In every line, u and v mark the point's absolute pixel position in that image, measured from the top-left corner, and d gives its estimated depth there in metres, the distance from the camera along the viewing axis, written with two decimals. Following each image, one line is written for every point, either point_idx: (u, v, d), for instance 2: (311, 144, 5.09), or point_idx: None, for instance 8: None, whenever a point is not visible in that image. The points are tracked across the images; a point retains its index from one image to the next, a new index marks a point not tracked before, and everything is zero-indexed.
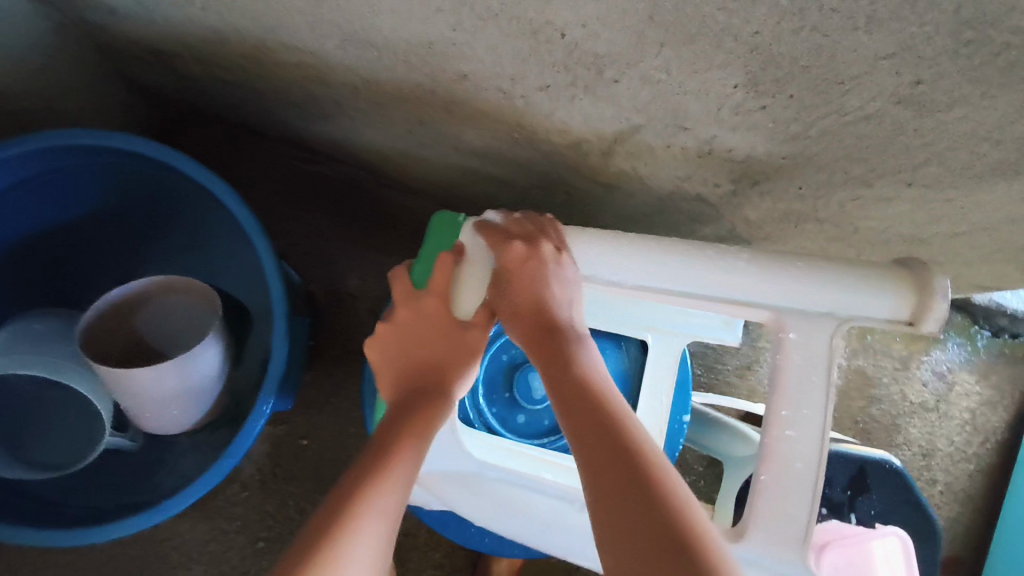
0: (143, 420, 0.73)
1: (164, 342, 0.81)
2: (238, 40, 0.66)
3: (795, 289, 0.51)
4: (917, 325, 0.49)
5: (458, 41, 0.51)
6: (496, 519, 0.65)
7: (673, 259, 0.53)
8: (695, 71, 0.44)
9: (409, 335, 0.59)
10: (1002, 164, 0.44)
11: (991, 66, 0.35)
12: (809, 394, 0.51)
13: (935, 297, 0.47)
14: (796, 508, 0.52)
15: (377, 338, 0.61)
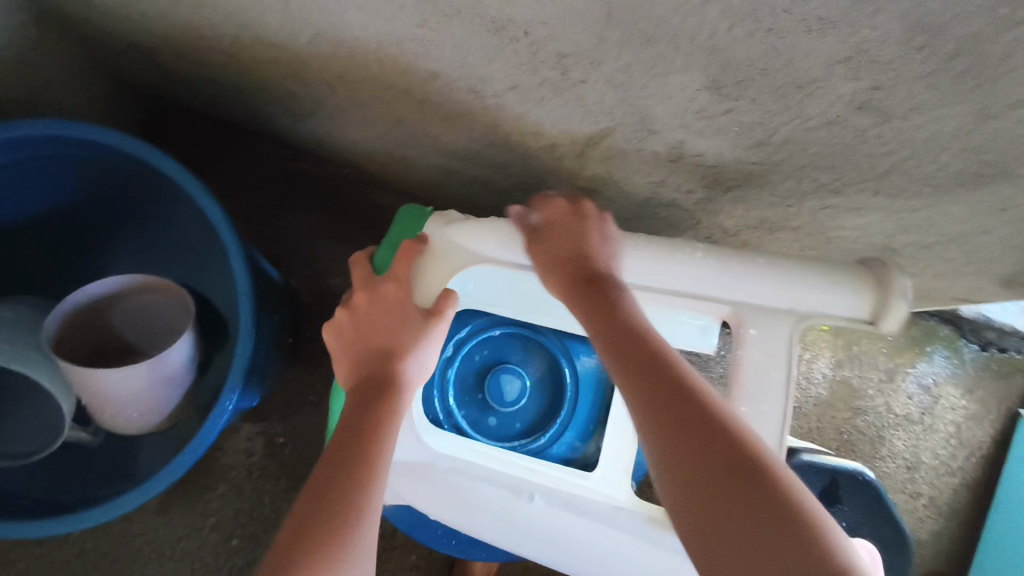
0: (104, 416, 0.72)
1: (133, 340, 0.81)
2: (215, 35, 0.65)
3: (756, 285, 0.54)
4: (877, 324, 0.53)
5: (425, 39, 0.50)
6: (456, 512, 0.64)
7: (652, 251, 0.55)
8: (656, 73, 0.44)
9: (364, 319, 0.58)
10: (965, 174, 0.43)
11: (945, 72, 0.34)
12: (769, 389, 0.54)
13: (896, 297, 0.51)
14: None
15: (336, 329, 0.60)
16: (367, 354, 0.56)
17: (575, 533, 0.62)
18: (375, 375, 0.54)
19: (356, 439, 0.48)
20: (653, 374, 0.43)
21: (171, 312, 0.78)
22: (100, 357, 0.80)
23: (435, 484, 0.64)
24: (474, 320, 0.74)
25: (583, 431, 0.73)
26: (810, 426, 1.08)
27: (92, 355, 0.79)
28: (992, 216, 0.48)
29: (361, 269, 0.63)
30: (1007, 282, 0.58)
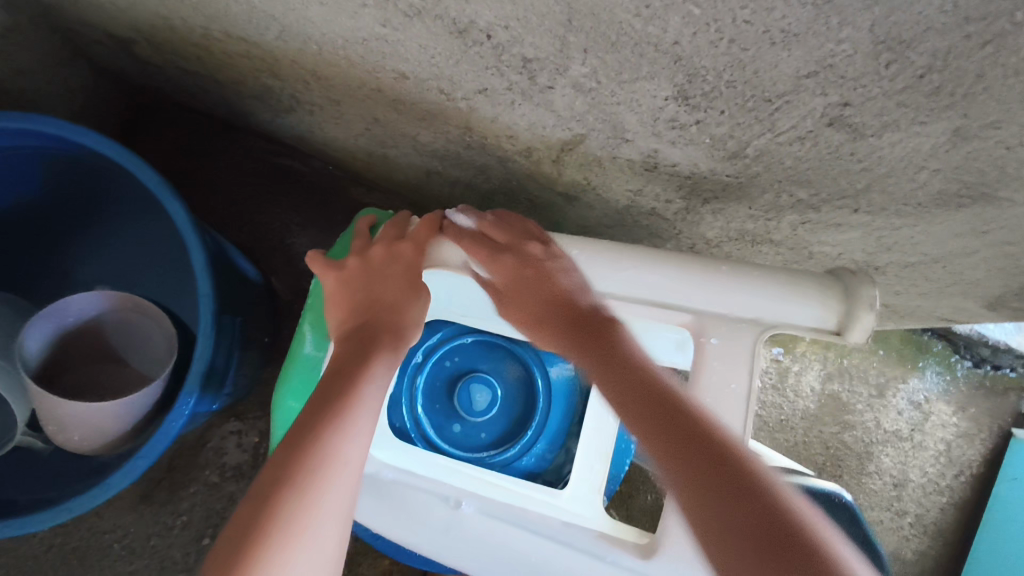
0: (50, 427, 0.69)
1: (94, 368, 0.79)
2: (186, 28, 0.64)
3: (716, 294, 0.51)
4: (843, 335, 0.50)
5: (390, 38, 0.49)
6: (392, 524, 0.62)
7: (719, 275, 0.51)
8: (622, 80, 0.42)
9: (359, 283, 0.56)
10: (944, 195, 0.41)
11: (916, 90, 0.32)
12: (730, 405, 0.51)
13: (862, 308, 0.48)
14: None
15: (341, 270, 0.57)
16: (365, 312, 0.55)
17: (517, 549, 0.59)
18: (362, 332, 0.53)
19: (304, 437, 0.44)
20: (676, 435, 0.43)
21: (158, 341, 0.78)
22: (46, 376, 0.75)
23: (378, 494, 0.62)
24: (444, 327, 0.73)
25: (553, 441, 0.72)
26: (797, 439, 1.05)
27: (42, 370, 0.74)
28: (974, 237, 0.46)
29: (393, 224, 0.58)
30: (993, 304, 0.56)
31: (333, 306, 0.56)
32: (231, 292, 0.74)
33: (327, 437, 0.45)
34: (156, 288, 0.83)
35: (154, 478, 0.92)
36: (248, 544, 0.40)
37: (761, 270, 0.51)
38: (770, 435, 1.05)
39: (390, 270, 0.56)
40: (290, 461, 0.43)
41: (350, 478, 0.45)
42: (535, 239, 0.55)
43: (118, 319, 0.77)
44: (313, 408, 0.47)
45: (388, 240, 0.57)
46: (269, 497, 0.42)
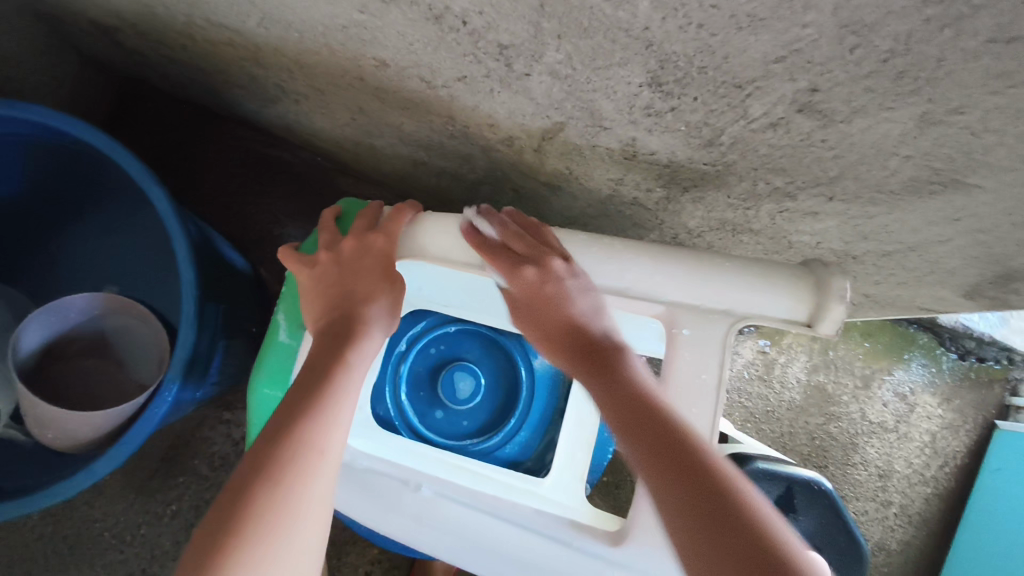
0: (30, 420, 0.69)
1: (88, 366, 0.78)
2: (169, 16, 0.64)
3: (691, 289, 0.51)
4: (815, 327, 0.50)
5: (367, 25, 0.49)
6: (365, 511, 0.63)
7: (695, 273, 0.51)
8: (597, 67, 0.42)
9: (332, 277, 0.56)
10: (915, 182, 0.41)
11: (881, 74, 0.32)
12: (701, 395, 0.52)
13: (833, 300, 0.48)
14: None
15: (313, 267, 0.57)
16: (338, 304, 0.54)
17: (487, 535, 0.60)
18: (333, 326, 0.52)
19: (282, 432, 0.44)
20: (663, 448, 0.42)
21: (151, 344, 0.78)
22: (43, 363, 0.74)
23: (354, 482, 0.63)
24: (429, 316, 0.74)
25: (536, 429, 0.73)
26: (783, 430, 1.06)
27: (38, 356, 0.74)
28: (947, 225, 0.46)
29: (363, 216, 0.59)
30: (970, 293, 0.57)
31: (306, 302, 0.56)
32: (216, 281, 0.74)
33: (305, 433, 0.45)
34: (143, 277, 0.83)
35: (142, 467, 0.93)
36: (220, 536, 0.40)
37: (736, 262, 0.51)
38: (756, 426, 1.06)
39: (361, 263, 0.56)
40: (269, 449, 0.43)
41: (326, 472, 0.45)
42: (552, 253, 0.52)
43: (120, 326, 0.78)
44: (292, 403, 0.47)
45: (360, 232, 0.57)
46: (245, 490, 0.41)
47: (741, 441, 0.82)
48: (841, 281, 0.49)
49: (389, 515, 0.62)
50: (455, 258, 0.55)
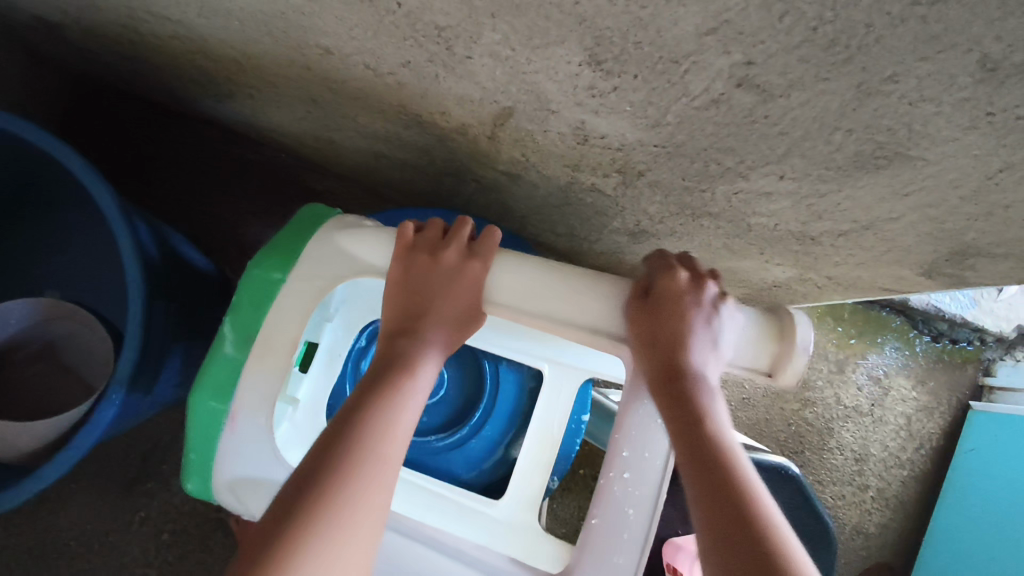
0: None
1: (34, 375, 0.75)
2: (110, 9, 0.62)
3: None
4: (775, 377, 0.51)
5: (306, 10, 0.47)
6: None
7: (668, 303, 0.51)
8: (535, 46, 0.41)
9: (415, 283, 0.53)
10: (860, 156, 0.41)
11: (812, 43, 0.32)
12: (652, 438, 0.51)
13: (794, 351, 0.49)
14: (632, 532, 0.50)
15: (406, 263, 0.53)
16: (404, 317, 0.53)
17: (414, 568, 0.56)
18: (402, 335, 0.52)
19: (345, 430, 0.45)
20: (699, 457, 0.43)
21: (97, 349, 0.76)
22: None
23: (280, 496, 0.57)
24: None
25: (500, 423, 0.75)
26: (759, 417, 1.06)
27: None
28: (897, 201, 0.46)
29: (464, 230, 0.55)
30: (928, 271, 0.56)
31: (387, 292, 0.54)
32: (169, 281, 0.73)
33: (368, 436, 0.45)
34: (99, 281, 0.80)
35: (109, 475, 0.91)
36: (283, 528, 0.40)
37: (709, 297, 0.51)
38: (732, 415, 1.05)
39: (443, 280, 0.53)
40: (331, 450, 0.44)
41: (389, 478, 0.45)
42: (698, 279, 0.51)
43: (63, 334, 0.76)
44: (353, 404, 0.48)
45: (461, 252, 0.54)
46: (313, 481, 0.42)
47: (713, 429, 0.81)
48: (805, 329, 0.50)
49: None
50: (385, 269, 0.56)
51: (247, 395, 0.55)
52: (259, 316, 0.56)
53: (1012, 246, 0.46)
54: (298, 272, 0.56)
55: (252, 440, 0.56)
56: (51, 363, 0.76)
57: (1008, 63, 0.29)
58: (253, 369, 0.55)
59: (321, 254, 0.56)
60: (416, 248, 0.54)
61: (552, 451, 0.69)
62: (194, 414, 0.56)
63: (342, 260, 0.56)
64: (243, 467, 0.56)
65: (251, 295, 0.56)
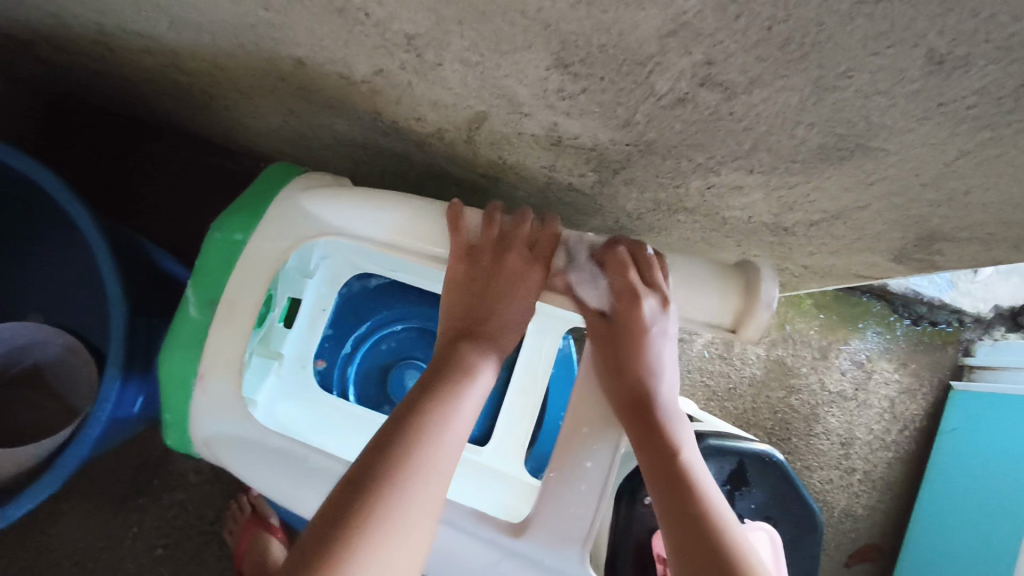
0: None
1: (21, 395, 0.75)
2: (81, 25, 0.62)
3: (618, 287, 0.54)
4: (738, 332, 0.51)
5: (276, 22, 0.48)
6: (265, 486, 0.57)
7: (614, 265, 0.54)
8: (503, 52, 0.42)
9: (490, 289, 0.55)
10: (824, 149, 0.42)
11: (768, 42, 0.33)
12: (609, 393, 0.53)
13: (756, 306, 0.49)
14: (588, 482, 0.52)
15: (470, 262, 0.55)
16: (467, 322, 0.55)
17: None
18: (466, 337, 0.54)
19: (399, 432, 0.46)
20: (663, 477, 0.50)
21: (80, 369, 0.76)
22: None
23: (258, 459, 0.57)
24: (372, 317, 0.78)
25: (486, 420, 0.77)
26: (746, 406, 1.07)
27: None
28: (862, 190, 0.47)
29: (526, 225, 0.56)
30: (898, 257, 0.58)
31: (447, 292, 0.56)
32: (150, 295, 0.73)
33: (425, 440, 0.46)
34: (81, 299, 0.80)
35: (101, 491, 0.91)
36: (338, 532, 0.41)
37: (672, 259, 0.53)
38: (719, 404, 1.07)
39: (511, 281, 0.55)
40: (390, 452, 0.45)
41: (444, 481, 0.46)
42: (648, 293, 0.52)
43: (54, 356, 0.75)
44: (412, 404, 0.49)
45: (525, 250, 0.55)
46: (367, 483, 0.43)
47: (701, 420, 0.82)
48: (771, 285, 0.50)
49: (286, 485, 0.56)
50: (351, 230, 0.57)
51: (214, 359, 0.56)
52: (226, 279, 0.57)
53: (975, 230, 0.47)
54: (261, 233, 0.57)
55: (219, 397, 0.56)
56: (36, 384, 0.76)
57: (954, 55, 0.30)
58: (219, 333, 0.56)
59: (283, 216, 0.57)
60: (478, 246, 0.55)
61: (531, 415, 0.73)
62: (167, 382, 0.58)
63: (303, 220, 0.57)
64: (221, 430, 0.57)
65: (217, 262, 0.58)
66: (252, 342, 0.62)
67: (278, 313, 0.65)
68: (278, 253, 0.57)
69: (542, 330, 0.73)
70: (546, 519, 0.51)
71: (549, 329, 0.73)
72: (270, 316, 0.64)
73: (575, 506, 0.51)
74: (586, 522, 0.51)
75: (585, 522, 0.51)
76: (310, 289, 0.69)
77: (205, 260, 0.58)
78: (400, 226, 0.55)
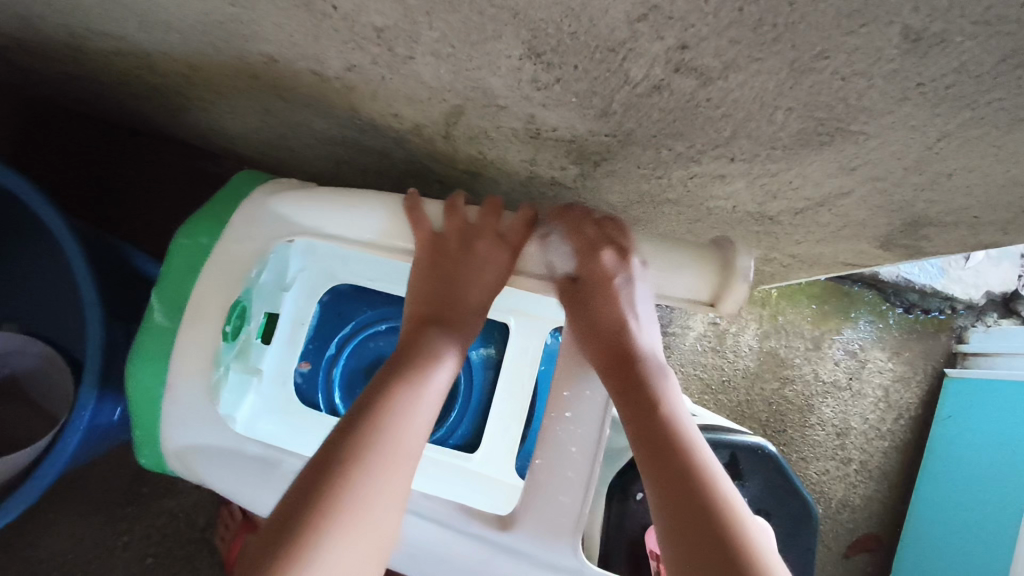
0: None
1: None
2: (50, 28, 0.60)
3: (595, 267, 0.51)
4: (716, 307, 0.49)
5: (243, 18, 0.47)
6: (237, 489, 0.56)
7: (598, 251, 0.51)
8: (474, 43, 0.41)
9: (445, 276, 0.53)
10: (804, 134, 0.41)
11: (740, 24, 0.32)
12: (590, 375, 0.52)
13: (733, 280, 0.47)
14: (574, 473, 0.50)
15: (434, 250, 0.53)
16: (427, 311, 0.53)
17: None
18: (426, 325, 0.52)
19: (351, 427, 0.44)
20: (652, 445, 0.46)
21: (60, 379, 0.75)
22: None
23: (230, 461, 0.55)
24: (356, 316, 0.77)
25: (473, 422, 0.74)
26: (740, 399, 1.07)
27: None
28: (845, 176, 0.46)
29: (496, 215, 0.54)
30: (885, 244, 0.57)
31: (414, 280, 0.54)
32: (128, 300, 0.72)
33: (381, 434, 0.44)
34: (61, 308, 0.79)
35: (87, 502, 0.89)
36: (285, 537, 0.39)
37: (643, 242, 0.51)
38: (713, 397, 1.06)
39: (468, 270, 0.53)
40: (341, 448, 0.43)
41: (404, 478, 0.44)
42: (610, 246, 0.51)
43: (34, 369, 0.75)
44: (367, 396, 0.47)
45: (493, 239, 0.53)
46: (316, 483, 0.41)
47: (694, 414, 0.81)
48: (748, 259, 0.48)
49: (259, 489, 0.55)
50: (324, 231, 0.55)
51: (182, 366, 0.55)
52: (191, 282, 0.56)
53: (960, 214, 0.47)
54: (227, 235, 0.57)
55: (192, 402, 0.55)
56: (16, 396, 0.75)
57: (929, 33, 0.29)
58: (186, 339, 0.55)
59: (254, 219, 0.57)
60: (444, 236, 0.53)
61: (519, 419, 0.72)
62: (133, 394, 0.56)
63: (271, 220, 0.56)
64: (193, 434, 0.56)
65: (182, 268, 0.57)
66: (228, 356, 0.61)
67: (255, 326, 0.65)
68: (246, 256, 0.56)
69: (528, 330, 0.74)
70: (533, 508, 0.49)
71: (535, 329, 0.74)
72: (247, 329, 0.63)
73: (563, 497, 0.49)
74: (574, 513, 0.49)
75: (573, 513, 0.49)
76: (287, 302, 0.70)
77: (170, 265, 0.57)
78: (374, 224, 0.54)
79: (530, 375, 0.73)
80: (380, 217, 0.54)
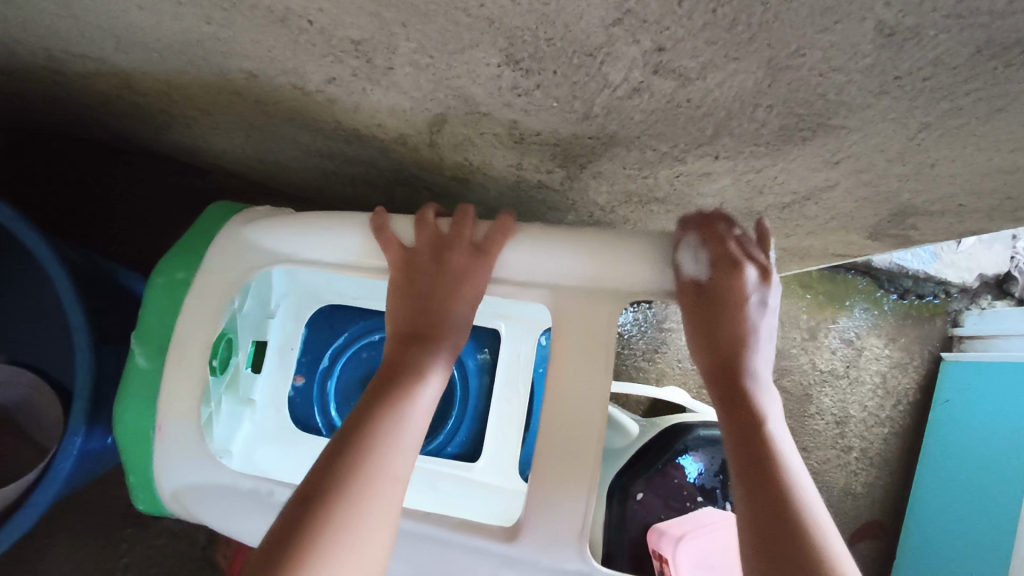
0: None
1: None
2: (28, 52, 0.60)
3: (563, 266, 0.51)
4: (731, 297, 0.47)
5: (220, 35, 0.46)
6: (227, 519, 0.55)
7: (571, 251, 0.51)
8: (452, 52, 0.41)
9: (425, 286, 0.52)
10: (786, 130, 0.41)
11: (715, 25, 0.32)
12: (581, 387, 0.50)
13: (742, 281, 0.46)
14: (575, 484, 0.49)
15: (409, 265, 0.53)
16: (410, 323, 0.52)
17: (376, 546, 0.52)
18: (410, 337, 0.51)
19: (344, 455, 0.43)
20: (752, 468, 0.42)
21: (54, 405, 0.74)
22: None
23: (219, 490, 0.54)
24: (347, 328, 0.76)
25: (471, 427, 0.75)
26: None
27: None
28: (829, 169, 0.46)
29: (468, 222, 0.53)
30: (874, 234, 0.57)
31: (393, 300, 0.53)
32: (117, 322, 0.72)
33: (366, 457, 0.43)
34: (52, 331, 0.78)
35: (87, 524, 0.89)
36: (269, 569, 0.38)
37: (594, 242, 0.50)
38: None
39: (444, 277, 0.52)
40: (325, 474, 0.42)
41: (391, 500, 0.43)
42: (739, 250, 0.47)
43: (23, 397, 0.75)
44: (355, 421, 0.46)
45: (465, 249, 0.52)
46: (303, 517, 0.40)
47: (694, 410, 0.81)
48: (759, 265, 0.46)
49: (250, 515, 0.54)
50: (302, 255, 0.56)
51: (168, 398, 0.55)
52: (173, 313, 0.57)
53: (945, 202, 0.47)
54: (205, 266, 0.57)
55: (182, 433, 0.55)
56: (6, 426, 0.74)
57: (903, 27, 0.29)
58: (172, 369, 0.55)
59: (230, 249, 0.57)
60: (417, 251, 0.53)
61: (517, 424, 0.73)
62: (123, 429, 0.57)
63: (249, 249, 0.57)
64: (180, 467, 0.55)
65: (162, 302, 0.57)
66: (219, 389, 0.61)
67: (244, 357, 0.65)
68: (225, 283, 0.57)
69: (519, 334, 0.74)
70: (536, 519, 0.49)
71: (525, 332, 0.74)
72: (234, 361, 0.64)
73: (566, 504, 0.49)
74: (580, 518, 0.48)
75: (578, 521, 0.49)
76: (273, 329, 0.70)
77: (149, 301, 0.57)
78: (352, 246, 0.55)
79: (524, 380, 0.74)
80: (357, 240, 0.54)
